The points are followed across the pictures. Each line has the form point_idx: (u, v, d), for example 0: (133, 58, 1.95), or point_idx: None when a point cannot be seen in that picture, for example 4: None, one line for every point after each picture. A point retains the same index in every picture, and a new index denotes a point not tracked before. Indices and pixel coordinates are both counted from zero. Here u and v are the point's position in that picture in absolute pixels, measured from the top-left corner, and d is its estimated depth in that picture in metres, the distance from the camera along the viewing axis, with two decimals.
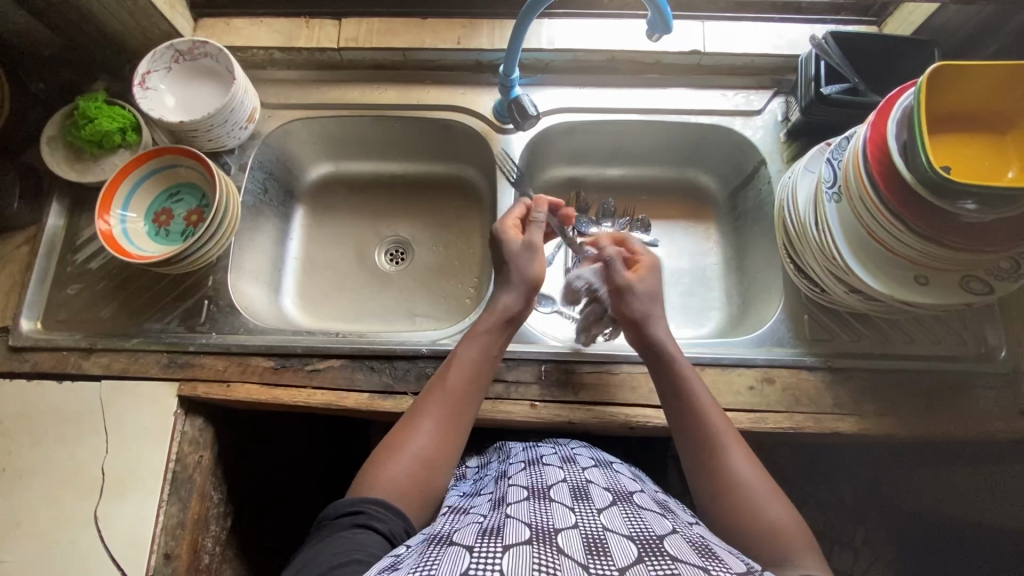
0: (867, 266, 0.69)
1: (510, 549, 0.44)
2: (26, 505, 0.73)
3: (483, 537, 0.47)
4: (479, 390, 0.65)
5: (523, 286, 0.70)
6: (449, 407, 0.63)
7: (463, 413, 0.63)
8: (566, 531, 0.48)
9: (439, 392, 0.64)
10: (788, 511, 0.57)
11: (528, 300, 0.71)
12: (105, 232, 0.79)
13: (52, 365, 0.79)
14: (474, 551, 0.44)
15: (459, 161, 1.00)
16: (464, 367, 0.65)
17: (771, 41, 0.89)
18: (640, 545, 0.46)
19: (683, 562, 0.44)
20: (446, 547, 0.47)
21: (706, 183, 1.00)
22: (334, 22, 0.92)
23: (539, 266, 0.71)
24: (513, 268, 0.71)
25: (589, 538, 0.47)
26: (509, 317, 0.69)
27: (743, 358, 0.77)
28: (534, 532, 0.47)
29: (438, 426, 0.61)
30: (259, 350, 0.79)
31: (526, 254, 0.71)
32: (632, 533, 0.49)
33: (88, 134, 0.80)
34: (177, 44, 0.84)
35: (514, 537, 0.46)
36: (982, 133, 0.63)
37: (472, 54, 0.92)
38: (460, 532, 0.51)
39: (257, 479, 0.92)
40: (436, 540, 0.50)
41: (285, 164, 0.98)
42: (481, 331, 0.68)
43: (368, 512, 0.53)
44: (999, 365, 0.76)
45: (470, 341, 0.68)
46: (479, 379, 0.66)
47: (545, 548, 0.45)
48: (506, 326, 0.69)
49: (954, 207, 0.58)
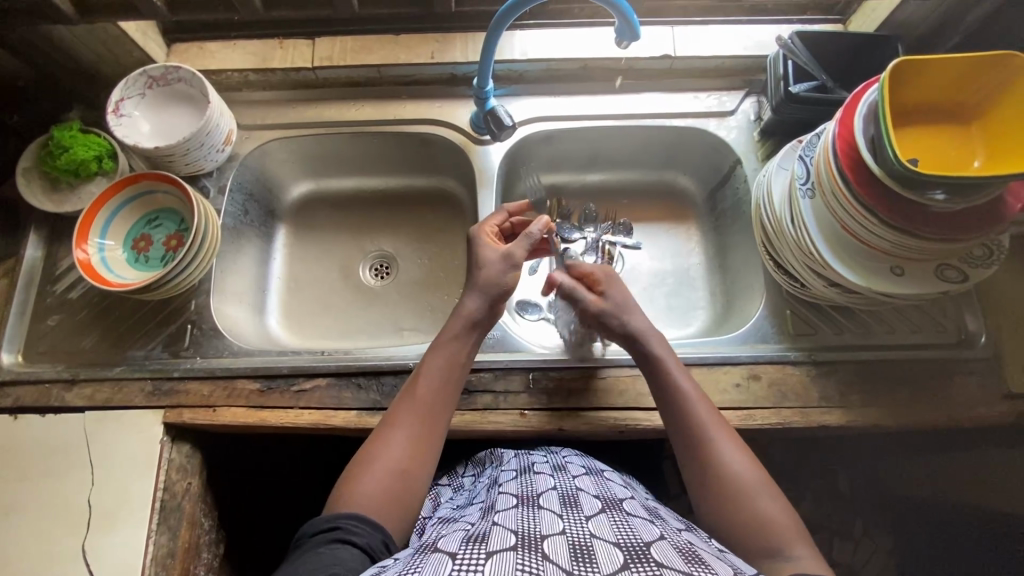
0: (843, 260, 0.70)
1: (493, 556, 0.44)
2: (12, 543, 0.72)
3: (468, 543, 0.48)
4: (449, 396, 0.66)
5: (488, 291, 0.71)
6: (419, 416, 0.63)
7: (435, 422, 0.64)
8: (552, 538, 0.49)
9: (406, 402, 0.65)
10: (777, 500, 0.57)
11: (494, 305, 0.71)
12: (83, 261, 0.78)
13: (34, 399, 0.78)
14: (457, 559, 0.45)
15: (439, 173, 1.01)
16: (431, 377, 0.66)
17: (741, 42, 0.91)
18: (626, 552, 0.46)
19: (669, 567, 0.44)
20: (431, 553, 0.47)
21: (684, 185, 1.01)
22: (307, 42, 0.93)
23: (513, 275, 0.72)
24: (484, 275, 0.72)
25: (575, 544, 0.47)
26: (473, 321, 0.70)
27: (728, 356, 0.78)
28: (520, 539, 0.48)
29: (408, 436, 0.62)
30: (244, 373, 0.78)
31: (503, 266, 0.72)
32: (619, 540, 0.49)
33: (63, 163, 0.80)
34: (149, 71, 0.83)
35: (499, 544, 0.47)
36: (946, 124, 0.65)
37: (447, 68, 0.92)
38: (446, 539, 0.52)
39: (247, 504, 0.90)
40: (422, 548, 0.50)
41: (266, 185, 0.97)
42: (446, 337, 0.69)
43: (344, 527, 0.53)
44: (980, 350, 0.77)
45: (435, 350, 0.69)
46: (447, 387, 0.67)
47: (530, 554, 0.45)
48: (470, 331, 0.70)
49: (925, 197, 0.59)
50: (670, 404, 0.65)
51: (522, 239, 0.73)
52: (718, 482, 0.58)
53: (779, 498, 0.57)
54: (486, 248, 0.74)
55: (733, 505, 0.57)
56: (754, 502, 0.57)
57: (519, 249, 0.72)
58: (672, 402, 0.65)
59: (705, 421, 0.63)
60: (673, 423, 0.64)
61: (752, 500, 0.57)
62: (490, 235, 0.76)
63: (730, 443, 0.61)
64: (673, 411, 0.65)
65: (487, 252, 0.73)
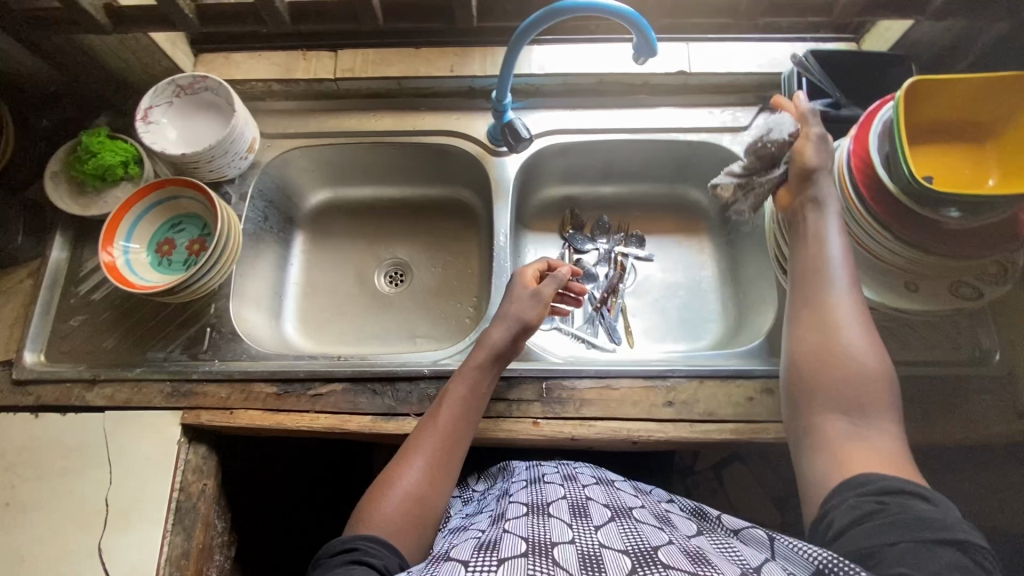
0: (857, 276, 0.70)
1: (505, 562, 0.45)
2: (29, 539, 0.73)
3: (480, 550, 0.48)
4: (469, 425, 0.68)
5: (516, 325, 0.73)
6: (440, 443, 0.65)
7: (454, 451, 0.65)
8: (562, 545, 0.49)
9: (427, 429, 0.66)
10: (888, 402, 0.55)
11: (518, 337, 0.74)
12: (108, 264, 0.80)
13: (55, 397, 0.79)
14: (470, 565, 0.45)
15: (455, 183, 1.02)
16: (453, 405, 0.68)
17: (755, 60, 0.92)
18: (634, 557, 0.47)
19: (676, 569, 0.45)
20: (443, 563, 0.48)
21: (697, 198, 1.02)
22: (330, 54, 0.95)
23: (538, 311, 0.75)
24: (513, 308, 0.75)
25: (584, 554, 0.48)
26: (496, 352, 0.72)
27: (741, 369, 0.78)
28: (530, 545, 0.48)
29: (428, 461, 0.63)
30: (261, 376, 0.80)
31: (531, 301, 0.76)
32: (626, 547, 0.50)
33: (92, 168, 0.82)
34: (178, 79, 0.86)
35: (510, 551, 0.47)
36: (962, 143, 0.66)
37: (465, 81, 0.94)
38: (458, 548, 0.52)
39: (259, 507, 0.91)
40: (435, 559, 0.51)
41: (286, 192, 0.99)
42: (470, 366, 0.71)
43: (361, 548, 0.54)
44: (994, 368, 0.77)
45: (459, 377, 0.70)
46: (467, 415, 0.68)
47: (541, 561, 0.46)
48: (493, 361, 0.72)
49: (938, 215, 0.60)
50: (812, 269, 0.62)
51: (550, 281, 0.77)
52: (831, 368, 0.57)
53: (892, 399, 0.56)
54: (521, 288, 0.77)
55: (840, 412, 0.55)
56: (864, 398, 0.55)
57: (549, 290, 0.76)
58: (815, 276, 0.62)
59: (851, 325, 0.58)
60: (808, 293, 0.62)
61: (864, 397, 0.55)
62: (531, 280, 0.79)
63: (856, 327, 0.58)
64: (811, 275, 0.62)
65: (518, 290, 0.77)
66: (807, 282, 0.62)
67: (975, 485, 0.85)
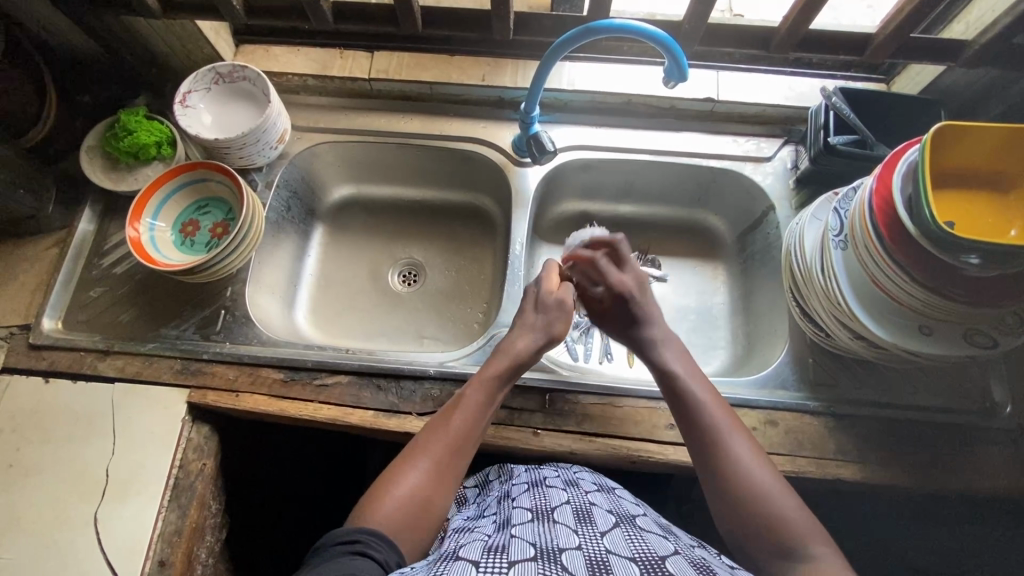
0: (871, 315, 0.70)
1: (515, 565, 0.47)
2: (28, 503, 0.73)
3: (489, 552, 0.50)
4: (477, 431, 0.67)
5: (543, 335, 0.75)
6: (445, 447, 0.64)
7: (459, 455, 0.65)
8: (570, 551, 0.50)
9: (438, 433, 0.66)
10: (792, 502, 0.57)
11: (540, 348, 0.75)
12: (133, 239, 0.82)
13: (67, 364, 0.81)
14: (480, 566, 0.47)
15: (477, 190, 1.04)
16: (465, 410, 0.67)
17: (782, 93, 0.93)
18: (642, 566, 0.48)
19: None
20: (453, 562, 0.49)
21: (715, 225, 1.02)
22: (366, 54, 0.98)
23: (563, 322, 0.77)
24: (540, 317, 0.77)
25: (592, 559, 0.49)
26: (513, 361, 0.73)
27: (747, 399, 0.78)
28: (539, 550, 0.50)
29: (432, 465, 0.63)
30: (269, 362, 0.81)
31: (555, 310, 0.77)
32: (634, 554, 0.50)
33: (126, 145, 0.84)
34: (218, 67, 0.89)
35: (519, 554, 0.49)
36: (984, 191, 0.66)
37: (496, 90, 0.97)
38: (465, 548, 0.53)
39: (252, 492, 0.91)
40: (442, 557, 0.52)
41: (310, 184, 1.01)
42: (487, 373, 0.71)
43: (364, 541, 0.54)
44: (1003, 420, 0.76)
45: (473, 384, 0.70)
46: (478, 421, 0.68)
47: (550, 565, 0.47)
48: (510, 370, 0.72)
49: (958, 260, 0.59)
50: (679, 401, 0.67)
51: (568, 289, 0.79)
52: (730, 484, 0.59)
53: (793, 500, 0.57)
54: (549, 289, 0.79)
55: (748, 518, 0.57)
56: (765, 499, 0.57)
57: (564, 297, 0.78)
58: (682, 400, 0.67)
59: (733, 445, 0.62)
60: (685, 427, 0.66)
61: (764, 500, 0.57)
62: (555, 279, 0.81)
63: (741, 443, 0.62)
64: (679, 404, 0.67)
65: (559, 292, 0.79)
66: (678, 411, 0.67)
67: (979, 541, 0.83)
